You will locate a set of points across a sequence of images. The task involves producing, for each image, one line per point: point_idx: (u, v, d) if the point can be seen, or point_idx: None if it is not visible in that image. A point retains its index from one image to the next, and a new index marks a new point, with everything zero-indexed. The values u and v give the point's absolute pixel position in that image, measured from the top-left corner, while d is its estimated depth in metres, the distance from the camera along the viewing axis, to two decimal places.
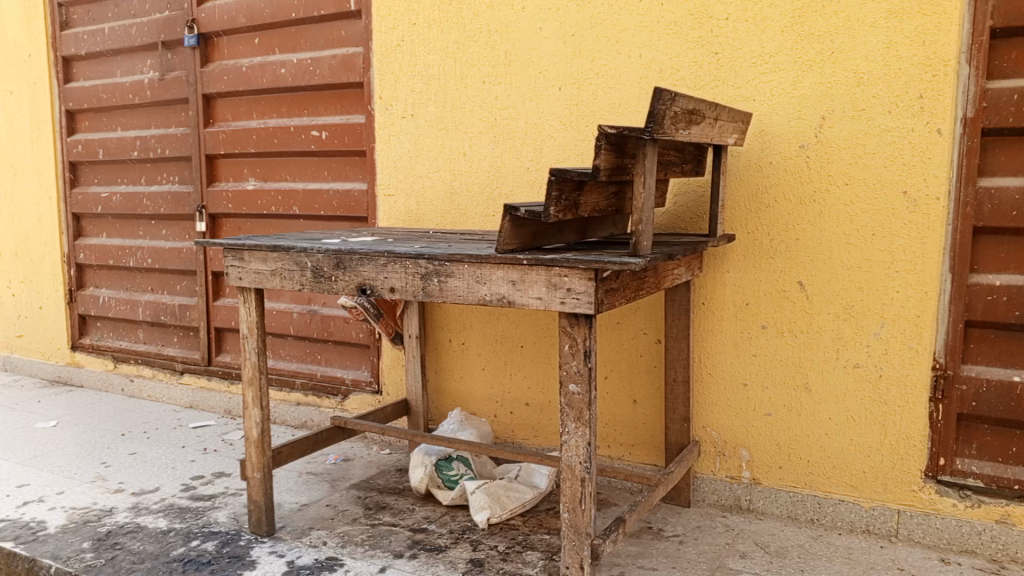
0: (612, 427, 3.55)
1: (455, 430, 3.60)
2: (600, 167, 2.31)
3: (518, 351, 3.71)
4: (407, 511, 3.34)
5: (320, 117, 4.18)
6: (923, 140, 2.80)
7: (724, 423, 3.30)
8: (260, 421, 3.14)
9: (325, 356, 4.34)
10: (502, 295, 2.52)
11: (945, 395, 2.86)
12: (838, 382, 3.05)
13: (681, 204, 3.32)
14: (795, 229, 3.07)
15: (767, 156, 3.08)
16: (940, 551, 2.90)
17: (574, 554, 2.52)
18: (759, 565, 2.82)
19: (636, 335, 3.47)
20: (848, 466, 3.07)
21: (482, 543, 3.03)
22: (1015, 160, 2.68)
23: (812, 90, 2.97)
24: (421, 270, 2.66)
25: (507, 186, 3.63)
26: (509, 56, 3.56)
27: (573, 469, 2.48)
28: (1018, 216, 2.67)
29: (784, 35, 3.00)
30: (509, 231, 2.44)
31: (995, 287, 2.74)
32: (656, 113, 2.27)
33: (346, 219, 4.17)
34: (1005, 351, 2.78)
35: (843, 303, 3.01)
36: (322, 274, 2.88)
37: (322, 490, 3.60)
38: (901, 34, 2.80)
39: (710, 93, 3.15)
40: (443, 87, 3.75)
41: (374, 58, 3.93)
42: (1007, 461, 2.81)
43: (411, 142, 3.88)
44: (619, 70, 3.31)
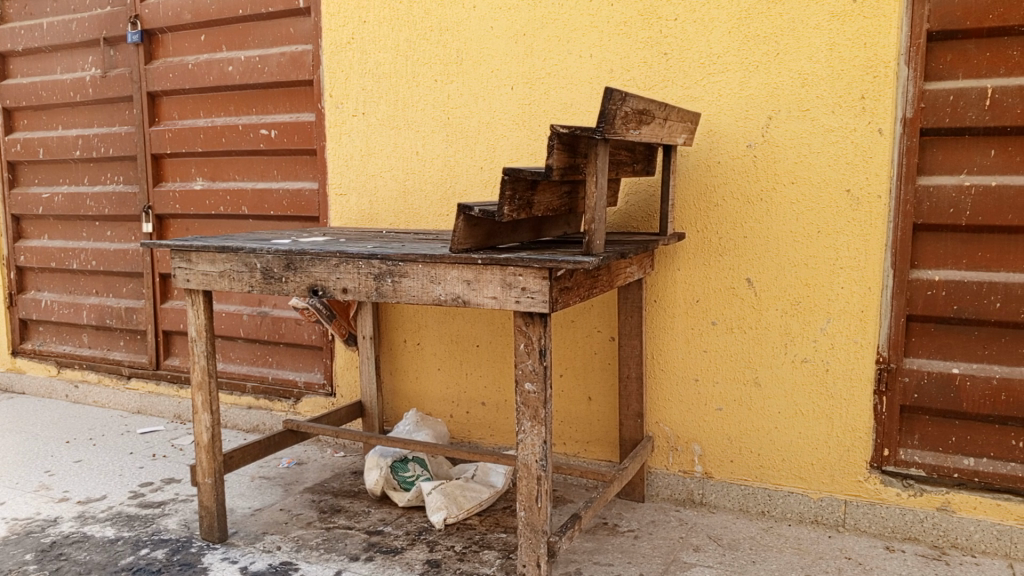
0: (568, 424, 3.58)
1: (410, 431, 3.59)
2: (553, 167, 2.32)
3: (473, 350, 3.71)
4: (363, 514, 3.31)
5: (269, 116, 4.11)
6: (865, 139, 2.88)
7: (677, 419, 3.34)
8: (211, 426, 3.08)
9: (277, 359, 4.28)
10: (456, 295, 2.51)
11: (888, 388, 2.94)
12: (787, 376, 3.12)
13: (633, 203, 3.35)
14: (744, 227, 3.13)
15: (715, 156, 3.14)
16: (885, 539, 2.99)
17: (531, 553, 2.53)
18: (712, 558, 2.87)
19: (590, 333, 3.49)
20: (797, 458, 3.14)
21: (438, 544, 3.02)
22: (952, 159, 2.78)
23: (759, 91, 3.03)
24: (374, 270, 2.63)
25: (460, 185, 3.63)
26: (461, 54, 3.55)
27: (529, 468, 2.49)
28: (955, 214, 2.77)
29: (731, 36, 3.05)
30: (463, 231, 2.44)
31: (934, 282, 2.83)
32: (607, 113, 2.28)
33: (297, 219, 4.11)
34: (944, 344, 2.88)
35: (790, 299, 3.08)
36: (272, 275, 2.83)
37: (275, 494, 3.54)
38: (843, 36, 2.87)
39: (659, 93, 3.19)
40: (395, 85, 3.72)
41: (324, 56, 3.87)
42: (947, 451, 2.91)
43: (363, 141, 3.84)
44: (571, 69, 3.33)
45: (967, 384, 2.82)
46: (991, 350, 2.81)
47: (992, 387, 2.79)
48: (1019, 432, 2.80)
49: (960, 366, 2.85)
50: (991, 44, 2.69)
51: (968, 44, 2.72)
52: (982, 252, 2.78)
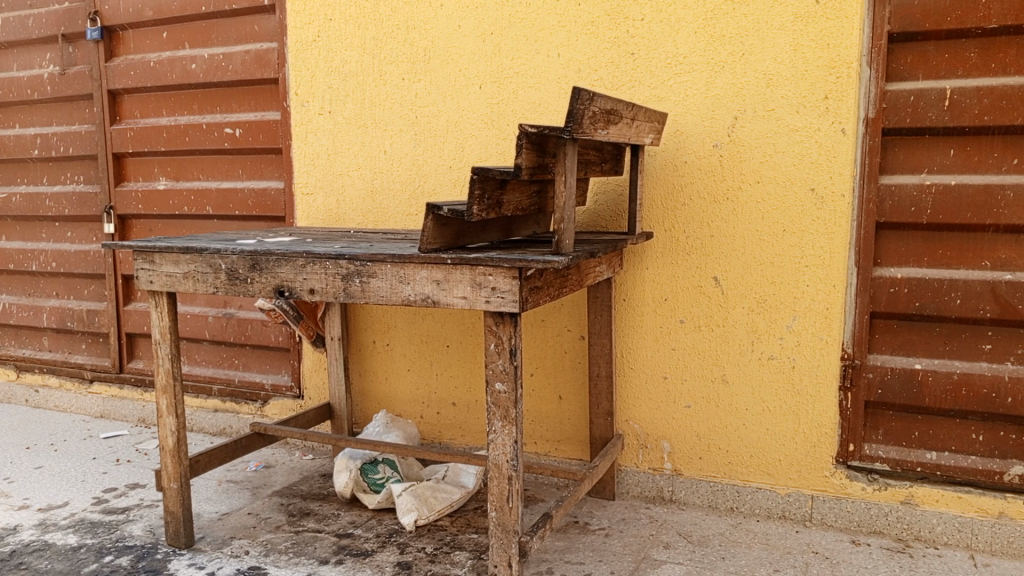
0: (538, 424, 3.58)
1: (380, 433, 3.56)
2: (521, 167, 2.31)
3: (443, 350, 3.69)
4: (332, 516, 3.28)
5: (234, 114, 4.05)
6: (829, 139, 2.92)
7: (647, 416, 3.36)
8: (176, 430, 3.03)
9: (243, 361, 4.22)
10: (426, 295, 2.49)
11: (853, 384, 2.99)
12: (754, 374, 3.15)
13: (601, 202, 3.36)
14: (711, 226, 3.15)
15: (682, 155, 3.16)
16: (851, 533, 3.04)
17: (502, 553, 2.52)
18: (682, 555, 2.89)
19: (561, 332, 3.50)
20: (765, 454, 3.18)
21: (409, 546, 3.00)
22: (913, 159, 2.83)
23: (724, 91, 3.05)
24: (342, 271, 2.61)
25: (428, 185, 3.61)
26: (428, 53, 3.53)
27: (500, 468, 2.48)
28: (916, 212, 2.82)
29: (697, 36, 3.07)
30: (432, 231, 2.42)
31: (896, 279, 2.88)
32: (575, 113, 2.28)
33: (262, 219, 4.06)
34: (907, 340, 2.93)
35: (757, 297, 3.11)
36: (237, 276, 2.79)
37: (243, 498, 3.50)
38: (806, 37, 2.91)
39: (627, 93, 3.20)
40: (362, 84, 3.69)
41: (289, 54, 3.82)
42: (910, 445, 2.97)
43: (330, 140, 3.80)
44: (539, 68, 3.33)
45: (929, 379, 2.88)
46: (952, 346, 2.87)
47: (953, 382, 2.85)
48: (979, 425, 2.87)
49: (922, 361, 2.90)
50: (950, 45, 2.74)
51: (927, 45, 2.77)
52: (942, 250, 2.84)
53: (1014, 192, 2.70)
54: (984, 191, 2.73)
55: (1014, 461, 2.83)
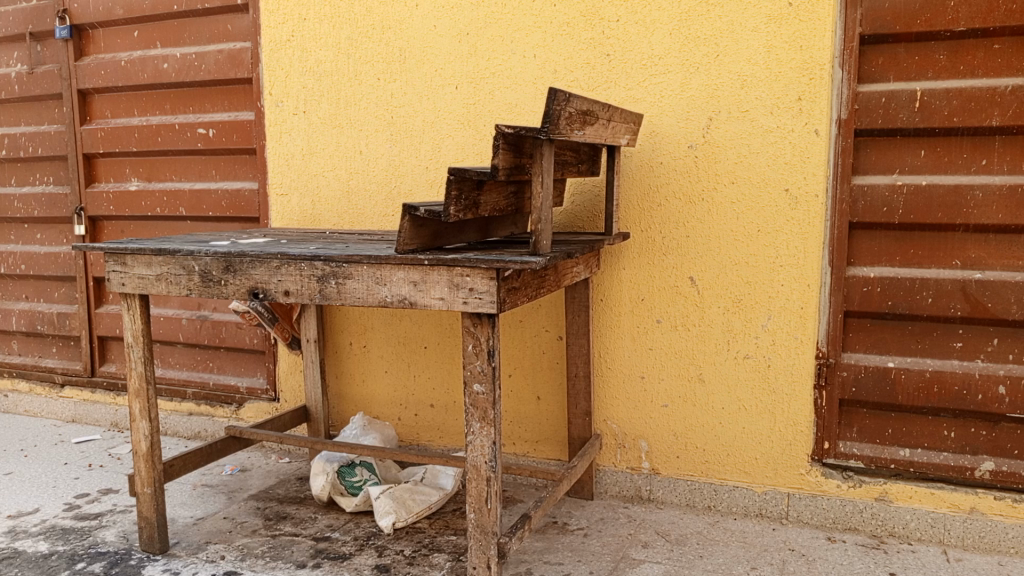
0: (517, 424, 3.58)
1: (358, 435, 3.54)
2: (498, 167, 2.30)
3: (420, 352, 3.68)
4: (309, 520, 3.25)
5: (207, 114, 4.01)
6: (802, 140, 2.94)
7: (625, 416, 3.37)
8: (149, 434, 2.98)
9: (218, 364, 4.17)
10: (403, 296, 2.48)
11: (827, 382, 3.02)
12: (730, 373, 3.17)
13: (578, 203, 3.37)
14: (686, 226, 3.17)
15: (658, 156, 3.17)
16: (827, 530, 3.07)
17: (481, 555, 2.51)
18: (660, 554, 2.90)
19: (538, 333, 3.50)
20: (741, 452, 3.20)
21: (387, 548, 2.99)
22: (885, 159, 2.87)
23: (699, 92, 3.07)
24: (318, 272, 2.59)
25: (405, 186, 3.59)
26: (404, 53, 3.52)
27: (479, 469, 2.48)
28: (888, 212, 2.86)
29: (672, 38, 3.08)
30: (409, 231, 2.41)
31: (869, 278, 2.92)
32: (551, 114, 2.28)
33: (236, 220, 4.02)
34: (880, 338, 2.97)
35: (732, 297, 3.13)
36: (211, 278, 2.76)
37: (218, 502, 3.46)
38: (780, 39, 2.93)
39: (603, 94, 3.21)
40: (337, 83, 3.66)
41: (262, 54, 3.79)
42: (884, 442, 3.00)
43: (304, 141, 3.77)
44: (515, 69, 3.33)
45: (902, 377, 2.91)
46: (924, 344, 2.91)
47: (925, 379, 2.89)
48: (951, 422, 2.91)
49: (895, 359, 2.94)
50: (920, 47, 2.78)
51: (897, 48, 2.81)
52: (914, 249, 2.88)
53: (983, 192, 2.75)
54: (954, 192, 2.78)
55: (985, 457, 2.88)
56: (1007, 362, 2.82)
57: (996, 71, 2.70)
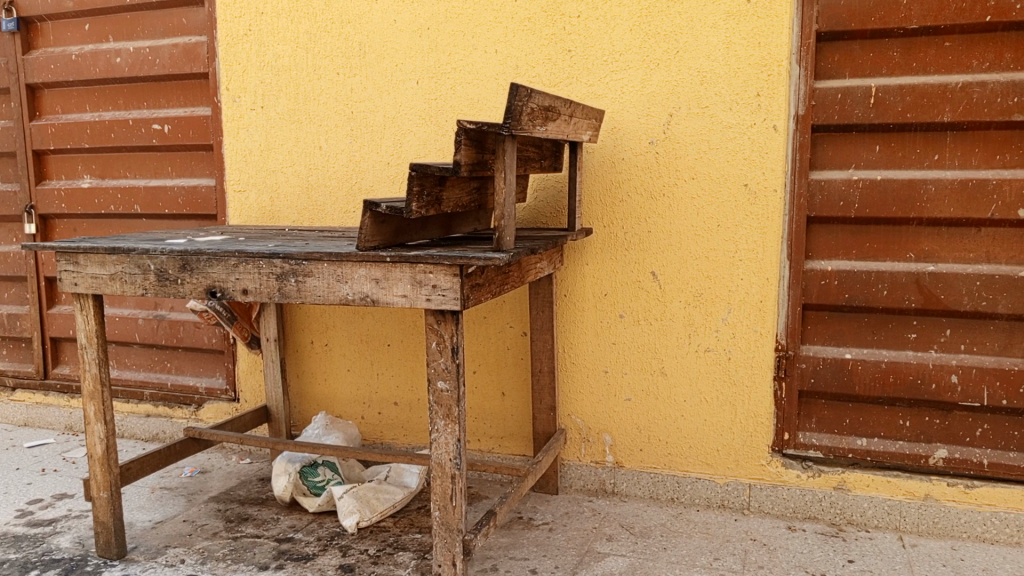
0: (481, 420, 3.57)
1: (320, 434, 3.50)
2: (461, 163, 2.28)
3: (384, 350, 3.65)
4: (272, 521, 3.21)
5: (162, 110, 3.92)
6: (761, 135, 2.98)
7: (589, 410, 3.39)
8: (105, 437, 2.91)
9: (176, 364, 4.09)
10: (365, 294, 2.45)
11: (787, 373, 3.06)
12: (692, 366, 3.20)
13: (541, 199, 3.37)
14: (648, 222, 3.19)
15: (619, 152, 3.18)
16: (787, 520, 3.12)
17: (446, 552, 2.50)
18: (625, 547, 2.92)
19: (502, 329, 3.49)
20: (703, 445, 3.23)
21: (351, 548, 2.96)
22: (841, 155, 2.92)
23: (659, 88, 3.09)
24: (276, 270, 2.54)
25: (366, 182, 3.56)
26: (364, 48, 3.48)
27: (443, 467, 2.46)
28: (844, 206, 2.91)
29: (632, 34, 3.10)
30: (370, 227, 2.38)
31: (827, 271, 2.96)
32: (514, 109, 2.26)
33: (193, 218, 3.94)
34: (837, 330, 3.02)
35: (693, 291, 3.16)
36: (167, 276, 2.70)
37: (177, 505, 3.39)
38: (738, 35, 2.96)
39: (564, 90, 3.21)
40: (295, 78, 3.61)
41: (218, 48, 3.71)
42: (842, 432, 3.06)
43: (262, 136, 3.71)
44: (476, 64, 3.31)
45: (859, 368, 2.97)
46: (880, 335, 2.97)
47: (881, 370, 2.95)
48: (906, 411, 2.97)
49: (852, 351, 3.00)
50: (874, 44, 2.83)
51: (853, 45, 2.85)
52: (870, 243, 2.93)
53: (935, 186, 2.81)
54: (908, 186, 2.83)
55: (938, 445, 2.95)
56: (959, 352, 2.89)
57: (947, 68, 2.77)
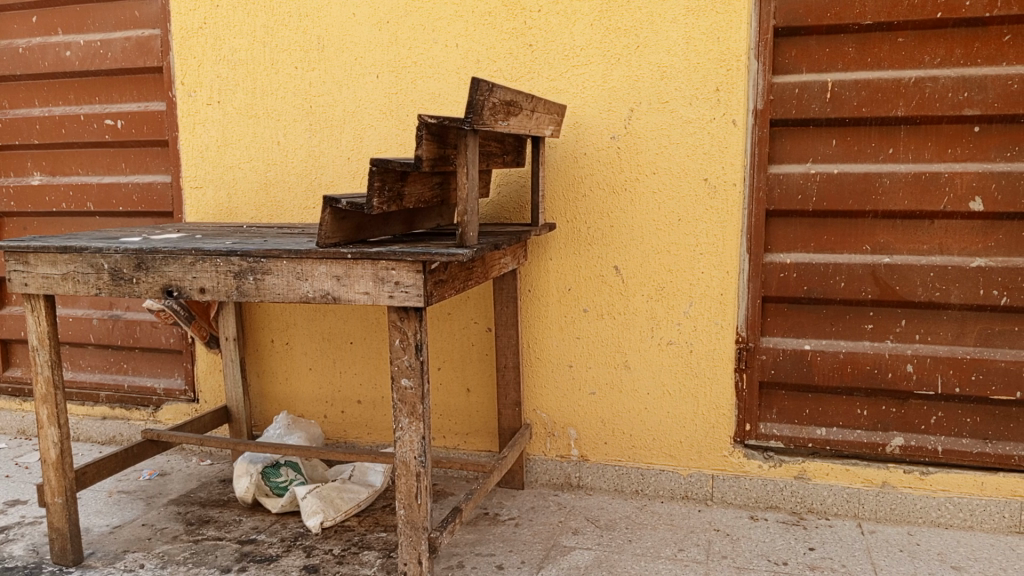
0: (446, 417, 3.55)
1: (282, 434, 3.45)
2: (422, 158, 2.25)
3: (347, 348, 3.62)
4: (234, 523, 3.16)
5: (114, 104, 3.82)
6: (720, 130, 3.00)
7: (553, 405, 3.39)
8: (58, 441, 2.83)
9: (132, 365, 4.00)
10: (326, 291, 2.42)
11: (748, 365, 3.10)
12: (655, 359, 3.22)
13: (504, 194, 3.36)
14: (610, 217, 3.20)
15: (581, 147, 3.19)
16: (749, 509, 3.16)
17: (412, 550, 2.48)
18: (590, 540, 2.93)
19: (467, 325, 3.48)
20: (667, 437, 3.26)
21: (315, 548, 2.93)
22: (799, 149, 2.95)
23: (620, 83, 3.10)
24: (234, 268, 2.49)
25: (326, 177, 3.51)
26: (322, 41, 3.43)
27: (408, 465, 2.45)
28: (803, 200, 2.95)
29: (593, 29, 3.10)
30: (331, 224, 2.35)
31: (786, 264, 3.00)
32: (475, 104, 2.24)
33: (149, 215, 3.85)
34: (796, 322, 3.06)
35: (655, 285, 3.18)
36: (121, 276, 2.63)
37: (136, 509, 3.32)
38: (698, 31, 2.98)
39: (526, 85, 3.21)
40: (253, 72, 3.55)
41: (172, 41, 3.63)
42: (802, 422, 3.11)
43: (219, 132, 3.64)
44: (437, 59, 3.29)
45: (818, 358, 3.02)
46: (838, 326, 3.02)
47: (839, 361, 3.00)
48: (864, 401, 3.03)
49: (811, 343, 3.05)
50: (830, 40, 2.87)
51: (809, 40, 2.89)
52: (827, 235, 2.98)
53: (890, 179, 2.86)
54: (863, 179, 2.88)
55: (895, 433, 3.01)
56: (914, 341, 2.95)
57: (900, 63, 2.82)
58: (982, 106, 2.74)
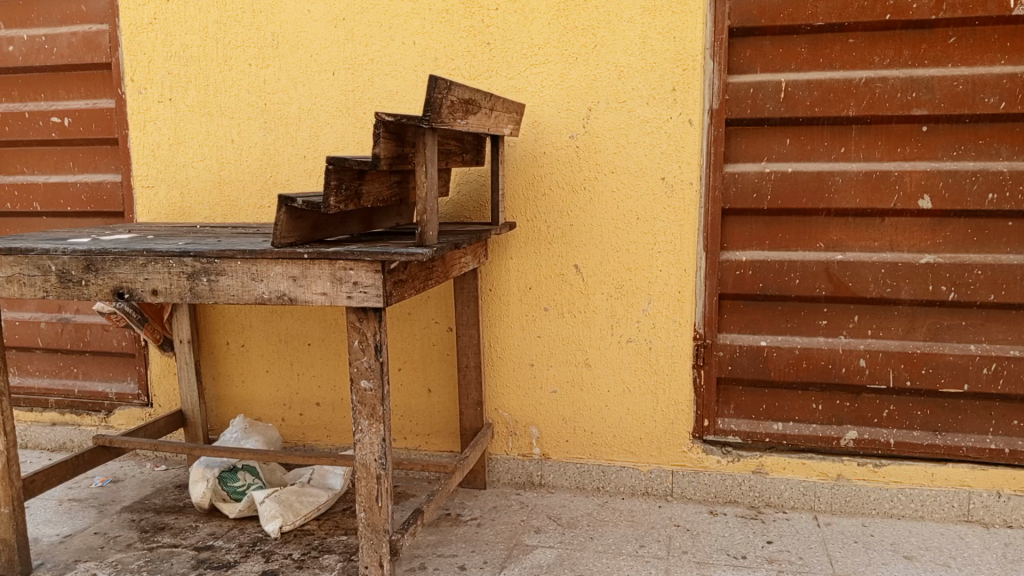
0: (406, 418, 3.53)
1: (239, 439, 3.39)
2: (380, 157, 2.22)
3: (305, 349, 3.57)
4: (189, 529, 3.10)
5: (61, 101, 3.71)
6: (677, 130, 3.03)
7: (515, 404, 3.39)
8: (4, 449, 2.74)
9: (83, 369, 3.89)
10: (282, 292, 2.38)
11: (705, 361, 3.13)
12: (615, 356, 3.24)
13: (464, 193, 3.35)
14: (570, 216, 3.21)
15: (540, 146, 3.19)
16: (709, 504, 3.20)
17: (373, 553, 2.46)
18: (552, 538, 2.94)
19: (427, 325, 3.46)
20: (627, 434, 3.28)
21: (274, 553, 2.88)
22: (754, 148, 3.00)
23: (578, 82, 3.11)
24: (187, 270, 2.44)
25: (282, 175, 3.46)
26: (277, 38, 3.38)
27: (368, 468, 2.42)
28: (758, 198, 2.99)
29: (551, 27, 3.10)
30: (286, 223, 2.31)
31: (742, 262, 3.05)
32: (433, 102, 2.22)
33: (98, 215, 3.75)
34: (752, 319, 3.10)
35: (614, 283, 3.20)
36: (69, 278, 2.55)
37: (87, 517, 3.24)
38: (654, 30, 3.00)
39: (485, 83, 3.19)
40: (205, 69, 3.47)
41: (122, 37, 3.54)
42: (758, 417, 3.15)
43: (171, 130, 3.56)
44: (394, 56, 3.26)
45: (774, 354, 3.06)
46: (793, 322, 3.07)
47: (794, 356, 3.04)
48: (818, 395, 3.09)
49: (767, 339, 3.09)
50: (783, 40, 2.91)
51: (763, 41, 2.93)
52: (782, 233, 3.02)
53: (842, 178, 2.92)
54: (817, 178, 2.94)
55: (849, 426, 3.08)
56: (866, 336, 3.01)
57: (852, 63, 2.87)
58: (930, 106, 2.81)
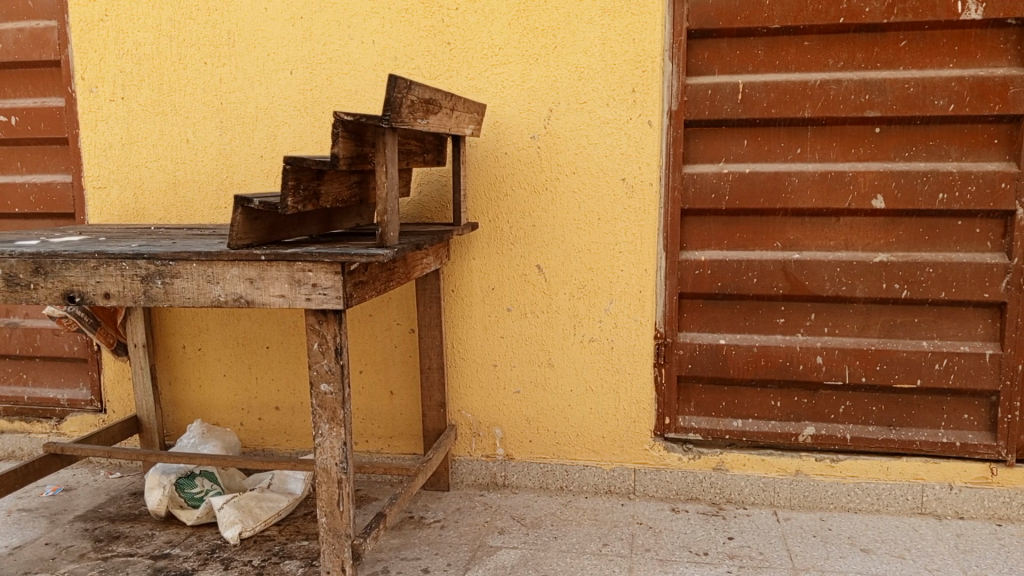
0: (368, 421, 3.50)
1: (196, 444, 3.33)
2: (338, 156, 2.20)
3: (264, 352, 3.52)
4: (145, 538, 3.03)
5: (8, 100, 3.60)
6: (638, 131, 3.05)
7: (478, 405, 3.38)
8: None
9: (33, 375, 3.78)
10: (239, 295, 2.34)
11: (666, 360, 3.16)
12: (577, 356, 3.25)
13: (425, 193, 3.34)
14: (531, 216, 3.21)
15: (502, 146, 3.18)
16: (670, 502, 3.23)
17: (335, 558, 2.43)
18: (516, 539, 2.94)
19: (389, 326, 3.43)
20: (589, 433, 3.29)
21: (233, 560, 2.83)
22: (712, 149, 3.03)
23: (539, 83, 3.11)
24: (140, 272, 2.38)
25: (238, 176, 3.41)
26: (233, 36, 3.32)
27: (329, 472, 2.40)
28: (716, 199, 3.03)
29: (511, 28, 3.10)
30: (242, 224, 2.26)
31: (701, 262, 3.08)
32: (393, 101, 2.19)
33: (47, 217, 3.65)
34: (711, 317, 3.14)
35: (576, 283, 3.21)
36: (16, 281, 2.47)
37: (38, 528, 3.14)
38: (614, 31, 3.02)
39: (445, 83, 3.18)
40: (159, 67, 3.40)
41: (71, 34, 3.45)
42: (718, 415, 3.19)
43: (124, 129, 3.48)
44: (353, 55, 3.23)
45: (732, 353, 3.10)
46: (751, 321, 3.11)
47: (753, 354, 3.09)
48: (777, 392, 3.13)
49: (726, 337, 3.13)
50: (740, 42, 2.95)
51: (721, 42, 2.97)
52: (740, 232, 3.07)
53: (799, 179, 2.96)
54: (774, 178, 2.98)
55: (806, 423, 3.13)
56: (823, 334, 3.07)
57: (807, 66, 2.92)
58: (882, 108, 2.87)
